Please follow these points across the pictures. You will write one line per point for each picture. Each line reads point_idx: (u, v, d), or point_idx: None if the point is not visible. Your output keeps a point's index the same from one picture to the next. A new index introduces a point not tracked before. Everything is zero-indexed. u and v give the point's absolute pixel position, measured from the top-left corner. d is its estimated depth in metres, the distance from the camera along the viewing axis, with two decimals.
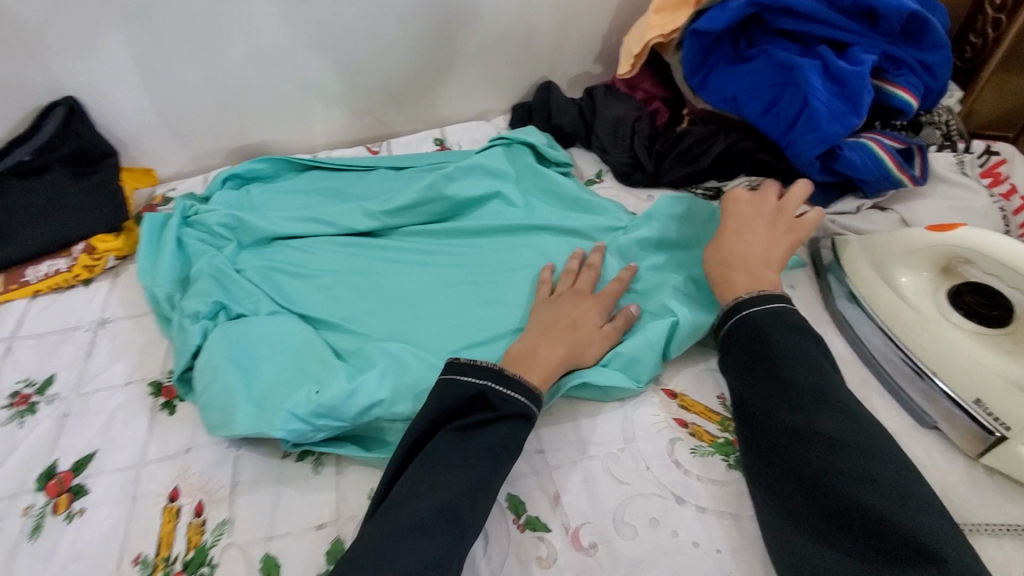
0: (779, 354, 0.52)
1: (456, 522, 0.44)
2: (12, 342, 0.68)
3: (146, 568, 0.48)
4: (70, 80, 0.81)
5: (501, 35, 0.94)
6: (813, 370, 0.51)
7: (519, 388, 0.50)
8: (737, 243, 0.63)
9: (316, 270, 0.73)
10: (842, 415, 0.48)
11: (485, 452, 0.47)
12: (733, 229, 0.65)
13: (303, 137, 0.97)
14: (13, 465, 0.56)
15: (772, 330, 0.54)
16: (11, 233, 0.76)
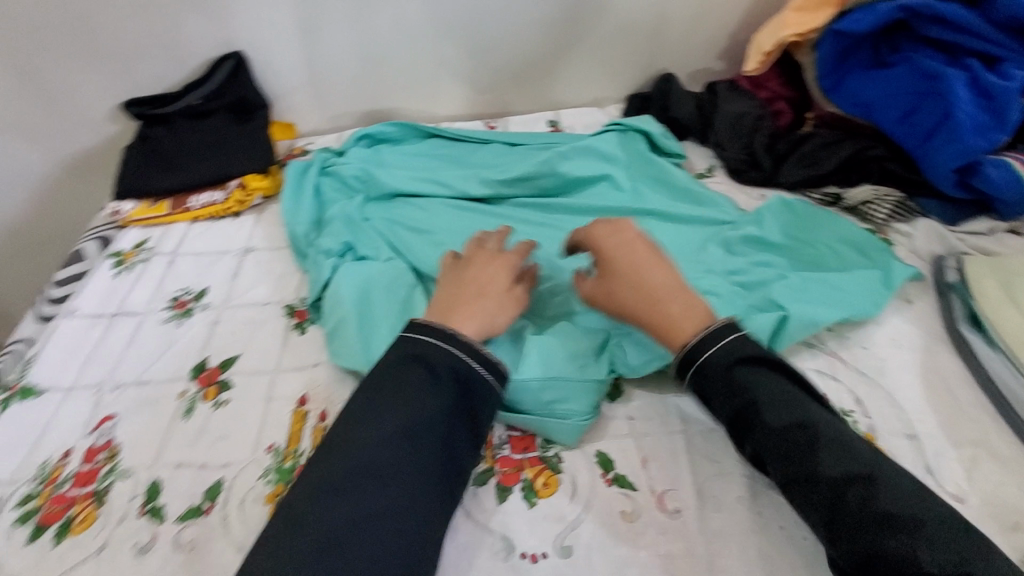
0: (761, 398, 0.48)
1: (380, 475, 0.45)
2: (175, 257, 0.79)
3: (277, 456, 0.54)
4: (242, 37, 0.91)
5: (629, 24, 0.96)
6: (797, 408, 0.48)
7: (458, 346, 0.51)
8: (648, 287, 0.56)
9: (432, 226, 0.78)
10: (837, 448, 0.45)
11: (403, 409, 0.48)
12: (632, 274, 0.57)
13: (427, 107, 1.03)
14: (170, 356, 0.65)
15: (750, 372, 0.50)
16: (181, 165, 0.88)
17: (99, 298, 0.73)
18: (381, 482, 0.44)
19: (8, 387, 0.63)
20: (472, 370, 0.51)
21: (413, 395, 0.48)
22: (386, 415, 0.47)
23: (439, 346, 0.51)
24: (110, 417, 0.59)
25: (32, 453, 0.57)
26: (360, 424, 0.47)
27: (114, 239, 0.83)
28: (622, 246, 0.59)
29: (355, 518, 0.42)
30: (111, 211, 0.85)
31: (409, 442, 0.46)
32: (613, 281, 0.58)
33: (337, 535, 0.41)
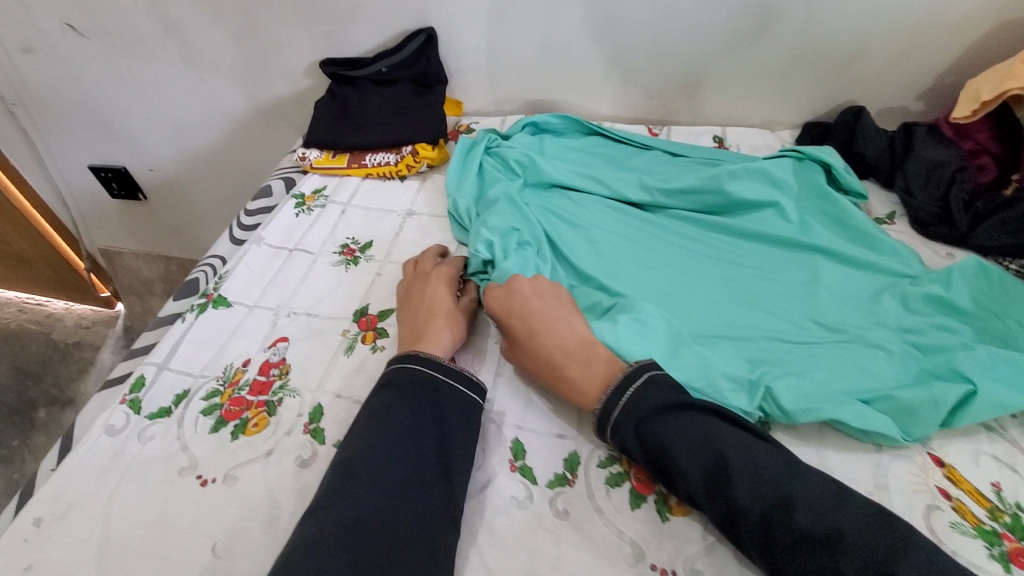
0: (672, 444, 0.49)
1: (369, 483, 0.47)
2: (347, 208, 0.86)
3: None
4: (438, 15, 0.97)
5: (826, 49, 0.90)
6: (706, 443, 0.49)
7: (432, 366, 0.56)
8: (541, 351, 0.58)
9: (589, 224, 0.79)
10: (747, 474, 0.46)
11: (390, 426, 0.51)
12: (528, 337, 0.60)
13: (592, 105, 1.04)
14: (337, 295, 0.71)
15: (654, 415, 0.51)
16: (361, 125, 0.95)
17: (283, 232, 0.82)
18: (370, 487, 0.47)
19: (204, 294, 0.72)
20: (464, 393, 0.55)
21: (407, 412, 0.52)
22: (386, 428, 0.50)
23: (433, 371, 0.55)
24: (283, 338, 0.66)
25: (218, 355, 0.64)
26: (360, 439, 0.50)
27: (298, 182, 0.92)
28: (512, 305, 0.62)
29: (347, 522, 0.45)
30: (299, 156, 0.94)
31: (393, 450, 0.49)
32: (513, 346, 0.61)
33: (338, 530, 0.44)
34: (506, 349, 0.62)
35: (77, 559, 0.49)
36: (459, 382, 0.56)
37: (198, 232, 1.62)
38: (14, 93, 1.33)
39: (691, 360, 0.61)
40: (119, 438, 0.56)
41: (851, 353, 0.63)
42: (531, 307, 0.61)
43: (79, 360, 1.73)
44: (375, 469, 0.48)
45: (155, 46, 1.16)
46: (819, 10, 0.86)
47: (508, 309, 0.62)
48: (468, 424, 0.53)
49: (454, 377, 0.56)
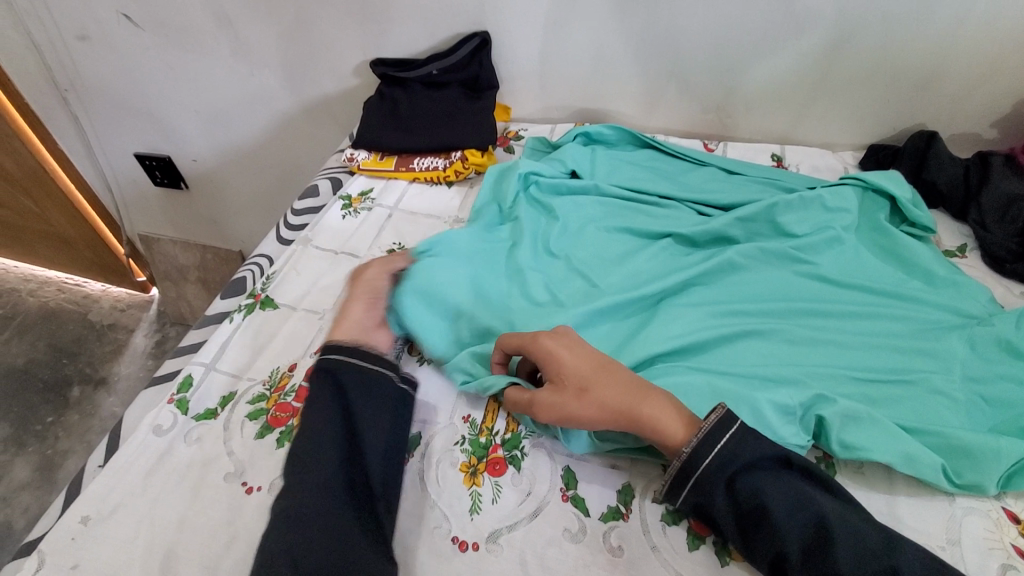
0: (767, 501, 0.46)
1: (299, 475, 0.48)
2: (394, 212, 0.86)
3: (473, 429, 0.58)
4: (495, 20, 0.95)
5: (897, 70, 0.86)
6: (804, 503, 0.46)
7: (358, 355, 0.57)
8: (622, 383, 0.52)
9: (633, 254, 0.76)
10: (846, 540, 0.44)
11: (316, 417, 0.52)
12: (597, 367, 0.54)
13: (645, 117, 1.02)
14: None
15: (748, 467, 0.48)
16: (409, 128, 0.94)
17: (331, 235, 0.81)
18: (298, 476, 0.48)
19: (251, 294, 0.72)
20: (381, 371, 0.57)
21: (327, 402, 0.53)
22: (318, 446, 0.50)
23: (351, 367, 0.55)
24: None
25: (265, 357, 0.64)
26: (290, 467, 0.49)
27: (345, 183, 0.92)
28: (574, 339, 0.56)
29: (283, 514, 0.46)
30: (347, 156, 0.94)
31: (312, 442, 0.50)
32: (577, 378, 0.53)
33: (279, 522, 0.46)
34: (554, 392, 0.53)
35: (125, 562, 0.48)
36: (369, 361, 0.57)
37: (235, 223, 1.64)
38: (67, 79, 1.35)
39: (738, 395, 0.57)
40: (167, 438, 0.56)
41: (911, 400, 0.60)
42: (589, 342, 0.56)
43: (113, 341, 1.77)
44: (298, 461, 0.49)
45: (207, 39, 1.17)
46: (894, 29, 0.83)
47: (573, 342, 0.55)
48: (385, 401, 0.55)
49: (364, 359, 0.57)
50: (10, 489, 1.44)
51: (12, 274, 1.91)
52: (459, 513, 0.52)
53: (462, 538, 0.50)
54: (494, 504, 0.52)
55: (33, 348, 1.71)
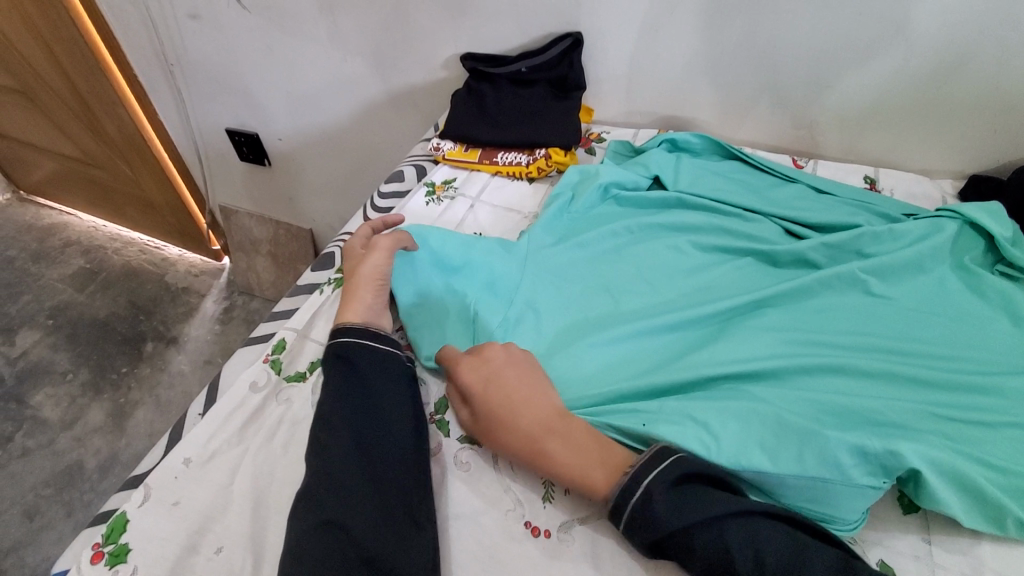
0: (677, 538, 0.47)
1: (320, 448, 0.52)
2: (475, 203, 0.88)
3: None
4: (590, 22, 0.96)
5: (1012, 98, 0.82)
6: (708, 539, 0.46)
7: (363, 334, 0.59)
8: (520, 433, 0.54)
9: (705, 271, 0.75)
10: (752, 565, 0.45)
11: (332, 396, 0.55)
12: (505, 413, 0.55)
13: (732, 129, 1.01)
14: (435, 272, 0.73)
15: (655, 518, 0.48)
16: (495, 122, 0.96)
17: (416, 220, 0.84)
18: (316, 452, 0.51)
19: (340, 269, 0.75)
20: (389, 352, 0.59)
21: (339, 383, 0.55)
22: (334, 427, 0.52)
23: (359, 347, 0.58)
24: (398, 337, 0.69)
25: None
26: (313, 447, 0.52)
27: (429, 171, 0.95)
28: (488, 377, 0.57)
29: (310, 488, 0.49)
30: (434, 146, 0.97)
31: (326, 421, 0.53)
32: (487, 423, 0.56)
33: (311, 496, 0.49)
34: (473, 423, 0.57)
35: (222, 504, 0.52)
36: (375, 341, 0.59)
37: (309, 203, 1.71)
38: (174, 54, 1.45)
39: (808, 431, 0.54)
40: (261, 395, 0.60)
41: (997, 445, 0.56)
42: (505, 378, 0.57)
43: (186, 303, 1.88)
44: (316, 440, 0.52)
45: (307, 25, 1.23)
46: (1015, 56, 0.78)
47: (483, 383, 0.57)
48: (392, 374, 0.58)
49: (369, 338, 0.59)
50: (86, 430, 1.55)
51: (101, 232, 2.06)
52: (533, 499, 0.54)
53: (535, 524, 0.53)
54: (565, 496, 0.55)
55: (114, 303, 1.84)
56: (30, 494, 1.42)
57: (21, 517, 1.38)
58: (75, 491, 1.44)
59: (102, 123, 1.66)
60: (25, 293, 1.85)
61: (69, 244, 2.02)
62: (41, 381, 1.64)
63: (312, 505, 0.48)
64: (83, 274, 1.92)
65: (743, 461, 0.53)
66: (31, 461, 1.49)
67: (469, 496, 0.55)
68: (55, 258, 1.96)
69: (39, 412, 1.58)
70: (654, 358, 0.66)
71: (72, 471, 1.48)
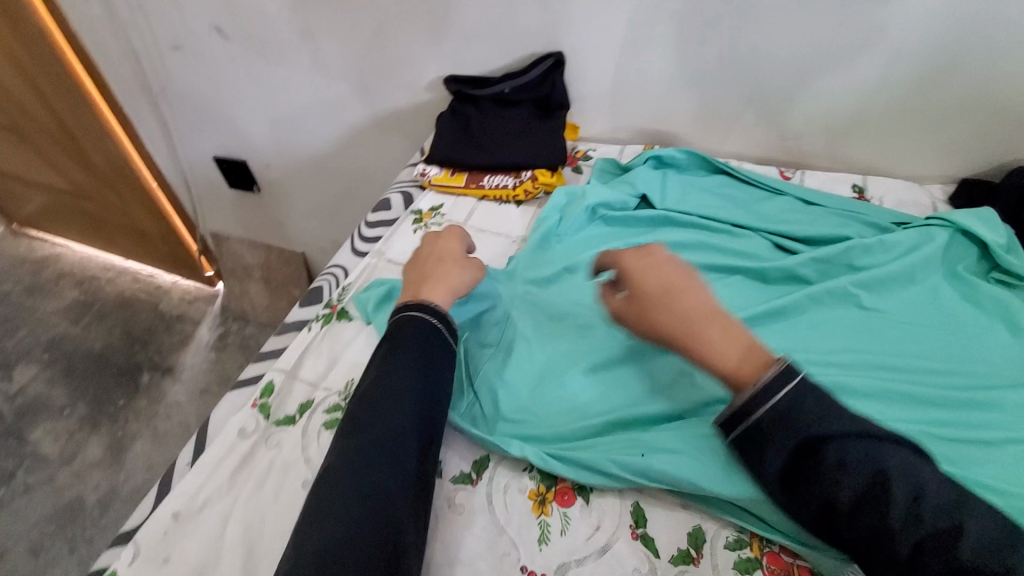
0: (826, 458, 0.45)
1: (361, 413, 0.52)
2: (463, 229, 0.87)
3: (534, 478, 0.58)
4: (572, 41, 0.96)
5: (995, 100, 0.82)
6: (863, 458, 0.45)
7: (432, 312, 0.61)
8: (681, 312, 0.55)
9: None
10: (906, 501, 0.42)
11: (391, 365, 0.55)
12: (662, 295, 0.57)
13: (718, 142, 1.00)
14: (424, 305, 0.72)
15: (810, 424, 0.46)
16: (480, 145, 0.96)
17: (403, 249, 0.83)
18: (358, 415, 0.52)
19: (328, 304, 0.74)
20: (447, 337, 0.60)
21: (400, 356, 0.56)
22: (380, 394, 0.53)
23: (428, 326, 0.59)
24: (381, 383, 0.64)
25: (341, 368, 0.66)
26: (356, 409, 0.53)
27: (416, 198, 0.94)
28: (647, 269, 0.59)
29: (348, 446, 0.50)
30: (420, 171, 0.96)
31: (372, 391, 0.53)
32: (642, 302, 0.58)
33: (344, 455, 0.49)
34: (629, 306, 0.59)
35: (212, 558, 0.51)
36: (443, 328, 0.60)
37: (300, 228, 1.70)
38: (160, 85, 1.44)
39: None
40: (250, 442, 0.59)
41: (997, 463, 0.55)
42: (666, 270, 0.58)
43: (180, 332, 1.87)
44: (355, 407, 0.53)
45: (290, 52, 1.22)
46: (996, 59, 0.78)
47: (642, 273, 0.59)
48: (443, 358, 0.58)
49: (438, 323, 0.60)
50: (85, 465, 1.54)
51: (93, 263, 2.04)
52: (528, 541, 0.54)
53: (531, 568, 0.52)
54: (562, 537, 0.54)
55: (110, 334, 1.83)
56: (34, 532, 1.41)
57: (25, 555, 1.37)
58: (78, 527, 1.43)
59: (91, 155, 1.66)
60: (20, 328, 1.84)
61: (62, 276, 2.00)
62: (39, 417, 1.63)
63: (343, 475, 0.47)
64: (78, 306, 1.91)
65: (742, 487, 0.52)
66: (33, 497, 1.47)
67: (464, 539, 0.54)
68: (49, 291, 1.95)
69: (39, 448, 1.57)
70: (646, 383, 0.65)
71: (74, 506, 1.46)
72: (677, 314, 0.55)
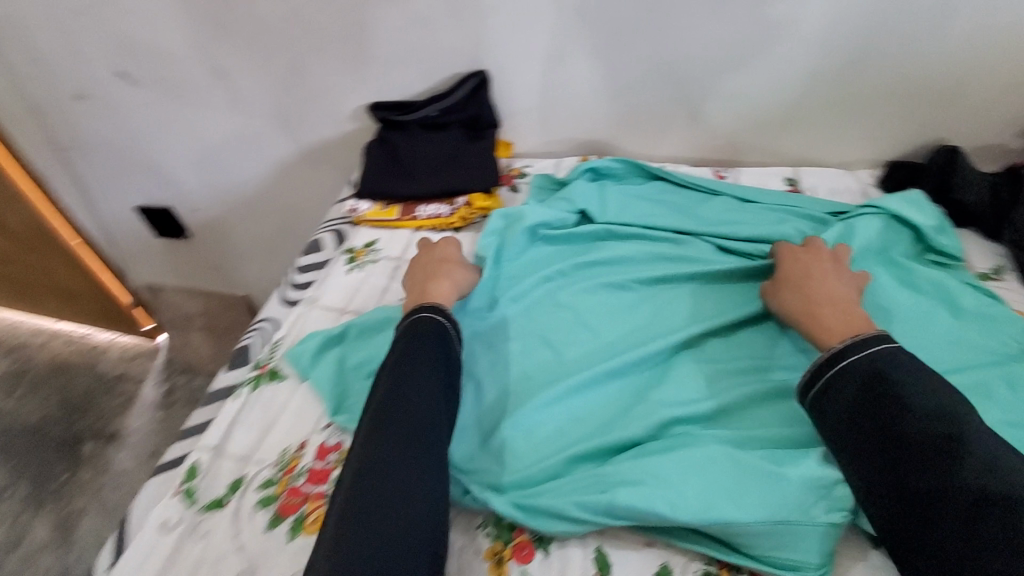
0: (905, 405, 0.48)
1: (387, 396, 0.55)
2: (400, 264, 0.83)
3: (490, 535, 0.55)
4: (493, 58, 0.93)
5: (910, 83, 0.84)
6: (946, 415, 0.46)
7: (442, 313, 0.65)
8: (821, 296, 0.63)
9: (646, 303, 0.73)
10: (982, 462, 0.43)
11: (411, 360, 0.58)
12: (802, 278, 0.66)
13: (652, 147, 0.99)
14: (359, 354, 0.68)
15: (901, 377, 0.50)
16: (411, 174, 0.92)
17: (336, 294, 0.78)
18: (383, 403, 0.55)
19: (257, 365, 0.69)
20: (452, 334, 0.64)
21: (417, 352, 0.59)
22: (399, 387, 0.56)
23: (438, 325, 0.63)
24: (314, 443, 0.60)
25: (273, 438, 0.61)
26: (379, 396, 0.56)
27: (347, 235, 0.89)
28: (807, 258, 0.68)
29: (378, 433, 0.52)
30: (350, 208, 0.92)
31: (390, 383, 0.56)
32: (785, 283, 0.67)
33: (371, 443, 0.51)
34: (775, 287, 0.68)
35: None
36: (451, 327, 0.64)
37: (239, 272, 1.61)
38: (66, 137, 1.35)
39: (766, 474, 0.51)
40: (174, 536, 0.54)
41: None
42: (822, 265, 0.67)
43: (122, 394, 1.73)
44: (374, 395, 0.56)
45: (203, 91, 1.16)
46: (905, 43, 0.80)
47: (797, 260, 0.69)
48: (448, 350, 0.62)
49: (447, 323, 0.64)
50: (30, 549, 1.42)
51: (18, 330, 1.90)
52: None
53: None
54: None
55: (45, 405, 1.69)
56: None
57: None
58: None
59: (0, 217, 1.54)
60: None
61: None
62: None
63: (395, 464, 0.50)
64: (4, 379, 1.76)
65: (708, 516, 0.49)
66: None
67: None
68: None
69: None
70: (599, 412, 0.62)
71: None
72: (819, 296, 0.63)
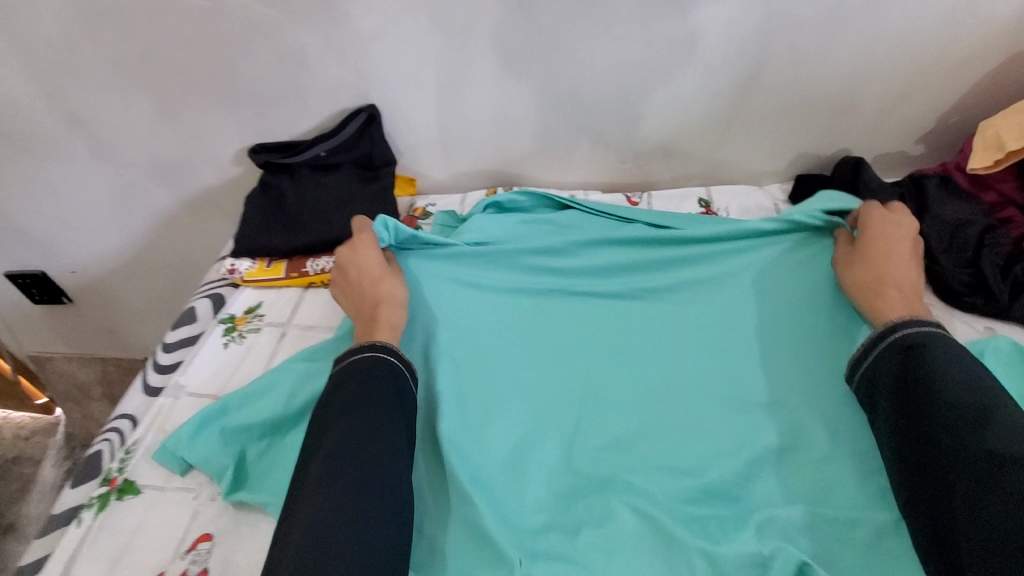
0: (935, 384, 0.50)
1: (357, 438, 0.50)
2: (286, 329, 0.74)
3: None
4: (381, 92, 0.86)
5: (810, 95, 0.82)
6: (978, 389, 0.49)
7: (387, 351, 0.58)
8: (897, 272, 0.64)
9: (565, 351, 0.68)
10: (1006, 431, 0.46)
11: (363, 402, 0.53)
12: (881, 252, 0.67)
13: (562, 174, 0.94)
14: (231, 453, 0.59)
15: (941, 355, 0.52)
16: (297, 224, 0.83)
17: (210, 375, 0.69)
18: (354, 444, 0.50)
19: (105, 479, 0.59)
20: (403, 374, 0.58)
21: (361, 399, 0.53)
22: (350, 435, 0.50)
23: (387, 361, 0.57)
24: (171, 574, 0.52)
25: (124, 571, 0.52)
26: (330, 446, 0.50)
27: (226, 300, 0.79)
28: (896, 234, 0.68)
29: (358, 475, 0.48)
30: (228, 267, 0.81)
31: (360, 423, 0.51)
32: (862, 252, 0.68)
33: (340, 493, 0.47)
34: (852, 254, 0.69)
35: None
36: (401, 364, 0.58)
37: (136, 333, 1.45)
38: None
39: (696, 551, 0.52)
40: None
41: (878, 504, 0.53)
42: (907, 245, 0.67)
43: (18, 478, 1.49)
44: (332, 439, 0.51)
45: (61, 143, 1.01)
46: (802, 55, 0.78)
47: (883, 233, 0.68)
48: (397, 389, 0.56)
49: (396, 361, 0.58)
50: None
51: None
52: None
53: None
54: None
55: None
56: None
57: None
58: None
59: None
60: None
61: None
62: None
63: (354, 520, 0.46)
64: None
65: None
66: None
67: None
68: None
69: None
70: (525, 473, 0.59)
71: None
72: (895, 276, 0.64)
